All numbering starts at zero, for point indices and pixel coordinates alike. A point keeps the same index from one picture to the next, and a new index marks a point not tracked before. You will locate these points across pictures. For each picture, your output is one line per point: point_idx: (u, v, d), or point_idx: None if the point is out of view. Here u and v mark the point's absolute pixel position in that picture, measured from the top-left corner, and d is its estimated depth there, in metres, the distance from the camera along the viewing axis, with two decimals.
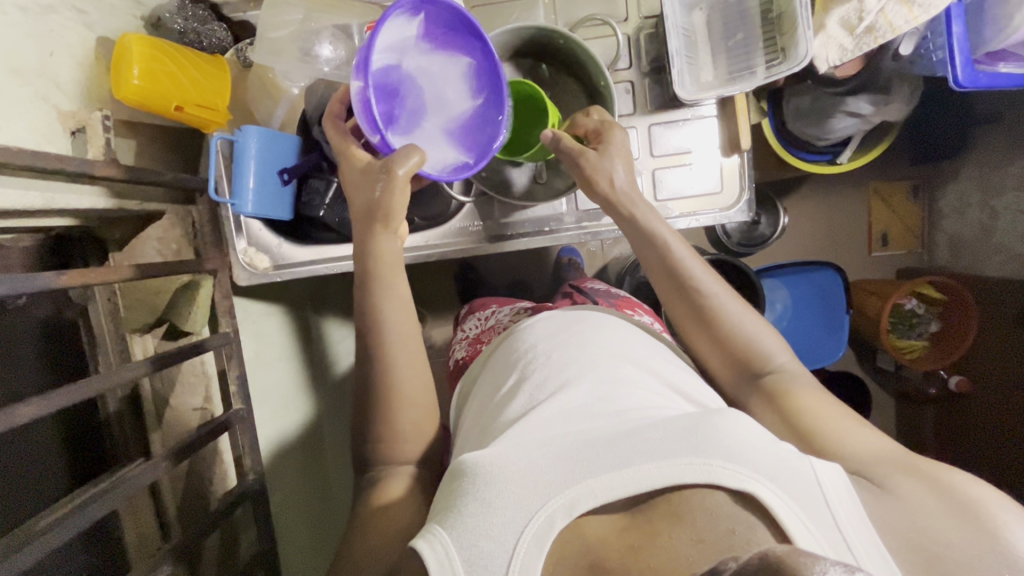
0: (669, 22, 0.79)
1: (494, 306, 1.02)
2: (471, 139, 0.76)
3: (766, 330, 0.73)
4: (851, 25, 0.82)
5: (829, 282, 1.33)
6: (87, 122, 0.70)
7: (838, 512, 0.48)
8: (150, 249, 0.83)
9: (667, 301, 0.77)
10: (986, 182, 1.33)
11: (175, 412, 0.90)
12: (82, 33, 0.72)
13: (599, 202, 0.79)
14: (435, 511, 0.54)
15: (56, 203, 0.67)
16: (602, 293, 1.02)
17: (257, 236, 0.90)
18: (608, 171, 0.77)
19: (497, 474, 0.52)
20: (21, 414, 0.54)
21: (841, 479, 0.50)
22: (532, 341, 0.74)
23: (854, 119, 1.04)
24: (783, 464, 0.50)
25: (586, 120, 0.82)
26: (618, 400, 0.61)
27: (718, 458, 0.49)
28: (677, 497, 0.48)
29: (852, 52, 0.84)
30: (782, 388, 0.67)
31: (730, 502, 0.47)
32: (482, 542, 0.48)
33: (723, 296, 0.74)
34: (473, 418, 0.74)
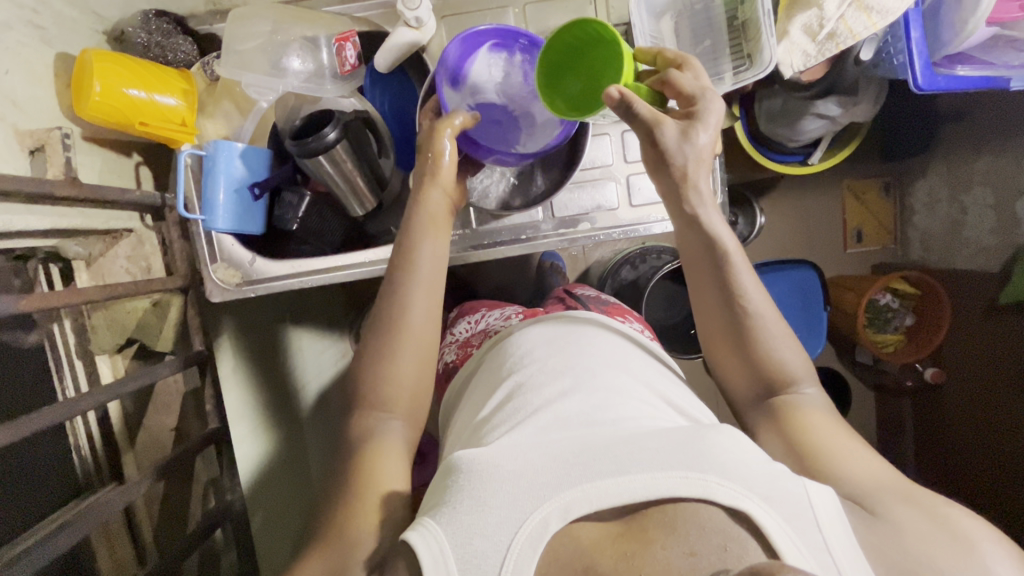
0: (636, 31, 0.80)
1: (484, 308, 1.03)
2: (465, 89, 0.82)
3: (800, 357, 0.69)
4: (813, 32, 0.82)
5: (806, 280, 1.35)
6: (46, 141, 0.67)
7: (829, 534, 0.48)
8: (118, 267, 0.82)
9: (700, 308, 0.72)
10: (954, 178, 1.37)
11: (150, 433, 0.90)
12: (40, 49, 0.70)
13: (665, 187, 0.72)
14: (425, 507, 0.55)
15: (15, 224, 0.65)
16: (592, 299, 1.03)
17: (229, 251, 0.86)
18: (689, 157, 0.69)
19: (491, 473, 0.52)
20: None
21: (834, 503, 0.50)
22: (528, 346, 0.76)
23: (823, 121, 1.06)
24: (776, 483, 0.50)
25: (682, 81, 0.68)
26: (612, 410, 0.62)
27: (714, 474, 0.49)
28: (671, 508, 0.48)
29: (814, 59, 0.84)
30: (793, 408, 0.65)
31: (725, 518, 0.47)
32: (476, 541, 0.48)
33: (766, 313, 0.68)
34: (463, 427, 0.74)
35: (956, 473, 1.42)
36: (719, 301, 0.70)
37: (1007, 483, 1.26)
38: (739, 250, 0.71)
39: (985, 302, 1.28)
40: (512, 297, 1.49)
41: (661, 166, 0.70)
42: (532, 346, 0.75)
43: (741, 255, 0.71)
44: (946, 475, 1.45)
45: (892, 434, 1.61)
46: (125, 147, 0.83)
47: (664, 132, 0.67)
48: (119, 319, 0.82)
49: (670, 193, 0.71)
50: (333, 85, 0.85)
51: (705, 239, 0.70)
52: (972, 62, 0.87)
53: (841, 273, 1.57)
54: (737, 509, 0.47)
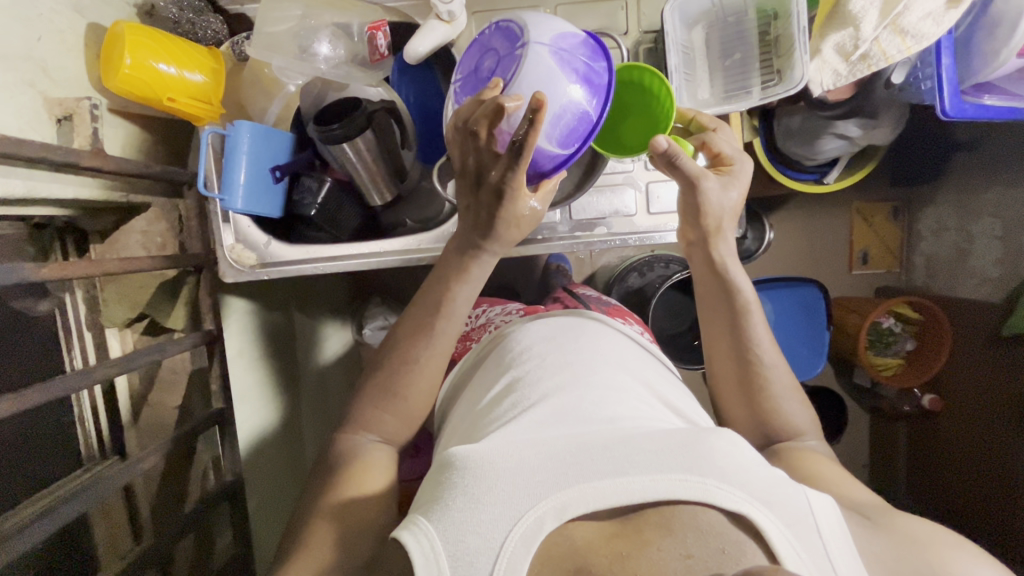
0: (668, 38, 0.78)
1: (485, 303, 1.04)
2: (568, 133, 0.71)
3: (804, 411, 0.75)
4: (846, 52, 0.81)
5: (810, 298, 1.36)
6: (75, 111, 0.65)
7: (829, 540, 0.48)
8: (134, 241, 0.82)
9: (712, 345, 0.78)
10: (963, 208, 1.38)
11: (153, 410, 0.89)
12: (72, 19, 0.69)
13: (697, 234, 0.77)
14: (420, 502, 0.55)
15: (39, 191, 0.65)
16: (594, 299, 1.04)
17: (246, 232, 0.85)
18: (721, 209, 0.74)
19: (487, 469, 0.52)
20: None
21: (834, 512, 0.51)
22: (528, 342, 0.77)
23: (843, 141, 1.07)
24: (777, 488, 0.50)
25: (719, 141, 0.75)
26: (612, 408, 0.62)
27: (714, 477, 0.49)
28: (668, 510, 0.48)
29: (845, 78, 0.83)
30: (795, 453, 0.71)
31: (724, 522, 0.47)
32: (469, 538, 0.48)
33: (775, 365, 0.75)
34: (462, 417, 0.75)
35: (945, 497, 1.43)
36: (735, 351, 0.75)
37: (998, 511, 1.27)
38: (754, 296, 0.77)
39: (986, 332, 1.29)
40: (515, 296, 1.50)
41: (696, 216, 0.75)
42: (532, 342, 0.76)
43: (756, 302, 0.78)
44: (936, 500, 1.46)
45: (883, 456, 1.62)
46: (150, 123, 0.83)
47: (709, 185, 0.71)
48: (130, 292, 0.82)
49: (699, 241, 0.77)
50: (362, 73, 0.86)
51: (725, 286, 0.76)
52: (996, 91, 0.88)
53: (845, 294, 1.58)
54: (739, 513, 0.47)
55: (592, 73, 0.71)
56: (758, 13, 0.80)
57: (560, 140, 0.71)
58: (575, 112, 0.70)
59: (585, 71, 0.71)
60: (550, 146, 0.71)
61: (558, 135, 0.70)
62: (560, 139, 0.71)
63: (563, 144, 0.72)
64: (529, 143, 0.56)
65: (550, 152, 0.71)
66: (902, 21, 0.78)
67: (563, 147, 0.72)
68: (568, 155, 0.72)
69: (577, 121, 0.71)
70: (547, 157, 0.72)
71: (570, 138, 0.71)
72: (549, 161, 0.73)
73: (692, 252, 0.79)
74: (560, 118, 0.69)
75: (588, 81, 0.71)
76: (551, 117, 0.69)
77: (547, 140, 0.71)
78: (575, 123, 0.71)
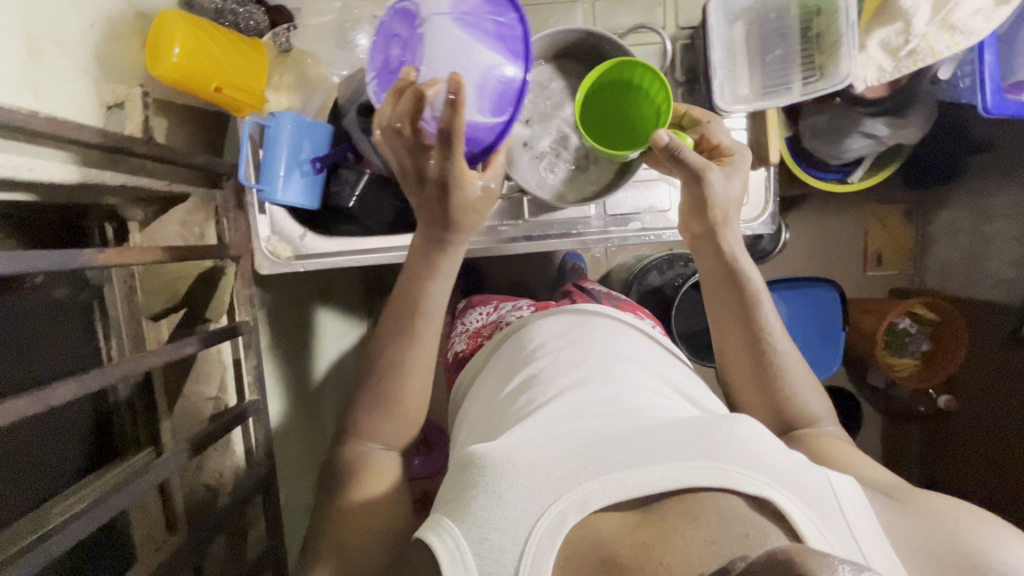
0: (712, 33, 0.78)
1: (496, 301, 1.05)
2: (500, 101, 0.74)
3: (819, 397, 0.74)
4: (892, 48, 0.82)
5: (826, 298, 1.36)
6: (127, 98, 0.67)
7: (852, 520, 0.49)
8: (172, 232, 0.82)
9: (721, 337, 0.77)
10: (979, 209, 1.39)
11: (186, 402, 0.88)
12: (121, 6, 0.69)
13: (703, 228, 0.77)
14: (443, 503, 0.55)
15: (92, 177, 0.65)
16: (604, 294, 1.05)
17: (281, 224, 0.87)
18: (727, 199, 0.75)
19: (508, 466, 0.52)
20: (59, 394, 0.53)
21: (856, 491, 0.51)
22: (542, 340, 0.77)
23: (869, 141, 1.07)
24: (797, 473, 0.50)
25: (716, 133, 0.77)
26: (628, 402, 0.63)
27: (734, 463, 0.48)
28: (690, 498, 0.47)
29: (890, 74, 0.83)
30: (814, 440, 0.69)
31: (746, 507, 0.46)
32: (493, 535, 0.48)
33: (788, 355, 0.74)
34: (480, 412, 0.75)
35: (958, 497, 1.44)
36: (746, 344, 0.75)
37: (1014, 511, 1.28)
38: (763, 285, 0.77)
39: (1002, 333, 1.29)
40: (531, 294, 1.50)
41: (703, 209, 0.75)
42: (546, 339, 0.76)
43: (765, 291, 0.77)
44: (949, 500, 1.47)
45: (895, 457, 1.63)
46: (189, 113, 0.82)
47: (714, 177, 0.72)
48: (168, 283, 0.83)
49: (706, 232, 0.77)
50: None
51: (732, 275, 0.76)
52: None
53: (860, 295, 1.59)
54: (761, 497, 0.47)
55: (504, 33, 0.73)
56: (801, 8, 0.80)
57: (492, 108, 0.74)
58: (500, 77, 0.73)
59: (495, 31, 0.73)
60: (484, 117, 0.74)
61: (490, 107, 0.74)
62: (492, 110, 0.74)
63: (497, 114, 0.74)
64: (456, 126, 0.59)
65: (485, 124, 0.74)
66: (953, 17, 0.78)
67: (500, 115, 0.75)
68: (505, 122, 0.75)
69: (506, 88, 0.74)
70: (482, 129, 0.75)
71: (502, 104, 0.74)
72: (488, 131, 0.75)
73: (698, 246, 0.79)
74: (484, 89, 0.72)
75: (503, 46, 0.73)
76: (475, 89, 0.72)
77: (480, 111, 0.74)
78: (504, 89, 0.74)
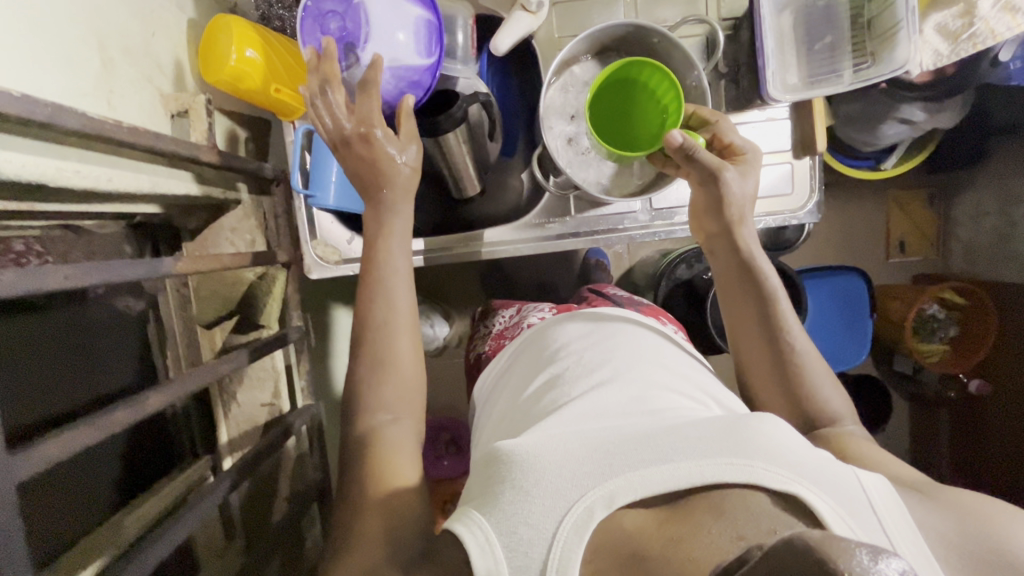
0: (762, 23, 0.78)
1: (519, 304, 1.04)
2: (426, 41, 0.74)
3: (842, 399, 0.68)
4: (950, 32, 0.83)
5: (853, 287, 1.36)
6: (190, 106, 0.65)
7: (886, 518, 0.42)
8: (223, 239, 0.83)
9: (734, 333, 0.75)
10: (1005, 191, 1.38)
11: (243, 409, 0.89)
12: (177, 15, 0.69)
13: (718, 226, 0.77)
14: (469, 498, 0.53)
15: (160, 187, 0.64)
16: (625, 300, 1.00)
17: (328, 230, 0.86)
18: (742, 195, 0.75)
19: (533, 461, 0.49)
20: (153, 400, 0.53)
21: (886, 486, 0.45)
22: (566, 343, 0.76)
23: (904, 126, 1.06)
24: (827, 468, 0.45)
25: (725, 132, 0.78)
26: (653, 405, 0.61)
27: (760, 458, 0.44)
28: (715, 494, 0.43)
29: (947, 58, 0.84)
30: (835, 437, 0.63)
31: (772, 503, 0.42)
32: (522, 529, 0.45)
33: (809, 354, 0.70)
34: (504, 414, 0.74)
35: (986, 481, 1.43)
36: (766, 338, 0.71)
37: None
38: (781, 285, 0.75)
39: None
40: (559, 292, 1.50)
41: (720, 207, 0.75)
42: (570, 341, 0.76)
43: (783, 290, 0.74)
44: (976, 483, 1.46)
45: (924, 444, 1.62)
46: (238, 119, 0.82)
47: (729, 172, 0.73)
48: (222, 290, 0.82)
49: (720, 230, 0.77)
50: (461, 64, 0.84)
51: (745, 268, 0.75)
52: None
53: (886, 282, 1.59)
54: (788, 494, 0.42)
55: None
56: None
57: (422, 49, 0.73)
58: (418, 17, 0.73)
59: None
60: (417, 62, 0.73)
61: (419, 46, 0.73)
62: (423, 47, 0.73)
63: (434, 56, 0.74)
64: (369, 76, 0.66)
65: (417, 65, 0.73)
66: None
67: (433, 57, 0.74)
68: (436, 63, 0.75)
69: (428, 30, 0.74)
70: (411, 76, 0.74)
71: (428, 45, 0.74)
72: (426, 77, 0.75)
73: (714, 244, 0.78)
74: (406, 29, 0.72)
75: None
76: (398, 31, 0.71)
77: (410, 50, 0.72)
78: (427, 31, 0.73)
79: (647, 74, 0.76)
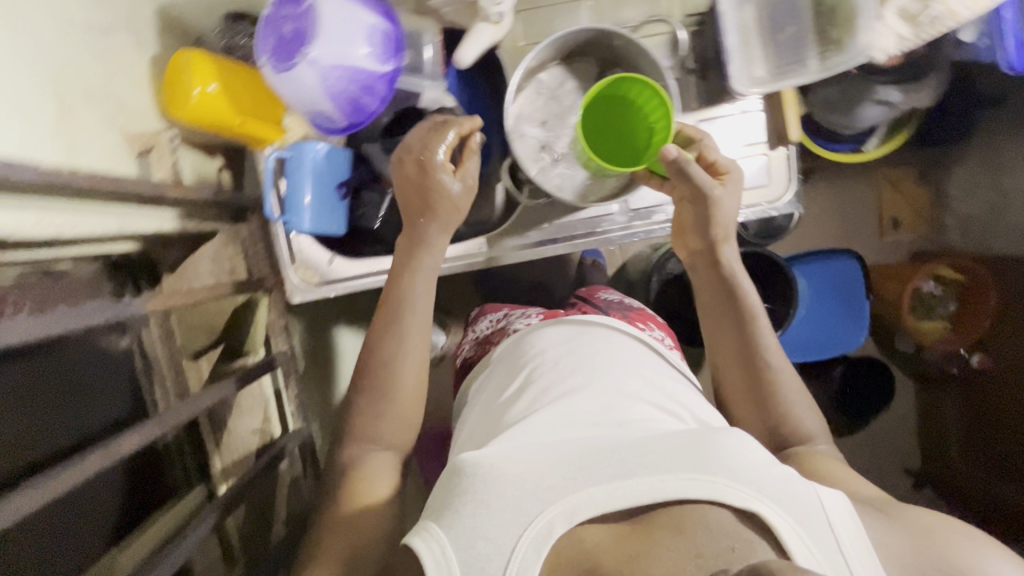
0: (724, 18, 0.78)
1: (507, 308, 1.03)
2: (380, 50, 0.76)
3: (814, 417, 0.72)
4: (911, 15, 0.81)
5: (849, 271, 1.35)
6: (155, 142, 0.71)
7: (841, 534, 0.47)
8: (203, 268, 0.83)
9: (714, 349, 0.78)
10: (996, 165, 1.37)
11: (232, 437, 0.89)
12: (138, 52, 0.70)
13: (703, 243, 0.79)
14: (429, 508, 0.54)
15: (129, 227, 0.65)
16: (615, 304, 0.98)
17: (308, 252, 0.85)
18: (727, 214, 0.77)
19: (496, 475, 0.51)
20: (128, 446, 0.56)
21: (844, 506, 0.49)
22: (540, 347, 0.76)
23: (883, 108, 1.07)
24: (786, 484, 0.49)
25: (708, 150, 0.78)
26: (622, 413, 0.63)
27: (723, 475, 0.48)
28: (676, 510, 0.47)
29: (911, 41, 0.84)
30: (805, 456, 0.67)
31: (731, 521, 0.46)
32: (479, 544, 0.48)
33: (785, 373, 0.73)
34: (475, 422, 0.75)
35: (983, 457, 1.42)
36: (743, 356, 0.75)
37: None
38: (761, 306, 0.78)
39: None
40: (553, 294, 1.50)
41: (707, 225, 0.77)
42: (545, 346, 0.76)
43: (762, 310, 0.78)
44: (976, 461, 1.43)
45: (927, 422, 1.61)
46: (210, 149, 0.83)
47: (718, 191, 0.74)
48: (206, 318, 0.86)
49: (704, 249, 0.79)
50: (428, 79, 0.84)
51: (728, 289, 0.78)
52: None
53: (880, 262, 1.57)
54: (748, 512, 0.46)
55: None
56: None
57: (377, 58, 0.75)
58: (373, 28, 0.75)
59: None
60: (371, 71, 0.75)
61: (373, 56, 0.75)
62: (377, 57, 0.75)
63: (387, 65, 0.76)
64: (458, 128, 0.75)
65: (370, 73, 0.75)
66: None
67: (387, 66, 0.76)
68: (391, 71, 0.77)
69: (383, 40, 0.76)
70: (366, 84, 0.76)
71: (383, 54, 0.76)
72: (381, 84, 0.77)
73: (696, 261, 0.81)
74: (360, 39, 0.74)
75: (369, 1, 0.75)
76: (352, 40, 0.73)
77: (364, 59, 0.74)
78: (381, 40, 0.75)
79: (632, 89, 0.76)
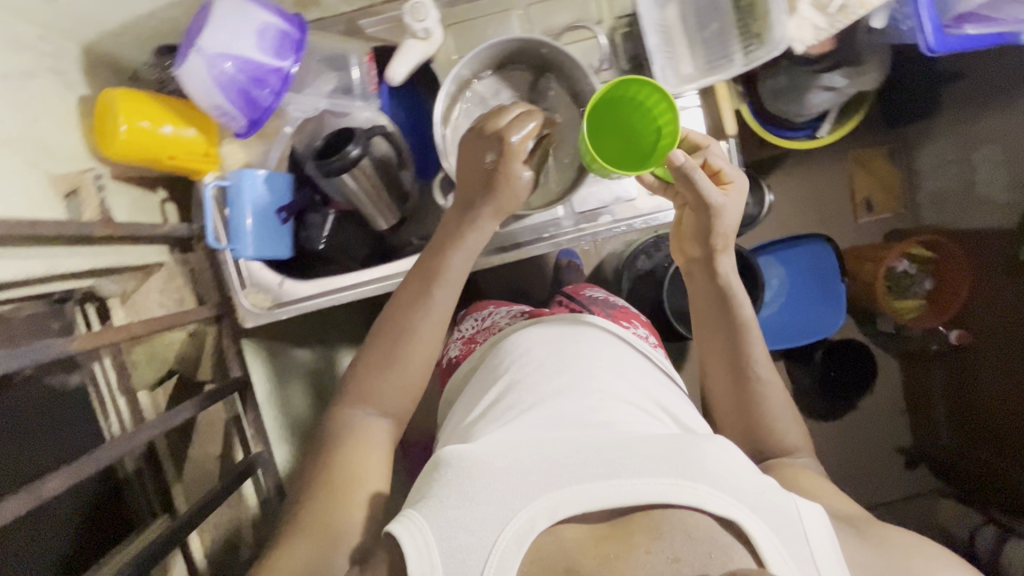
0: (643, 20, 0.79)
1: (492, 306, 1.00)
2: (276, 48, 0.77)
3: (797, 430, 0.72)
4: (822, 4, 0.83)
5: (821, 254, 1.31)
6: (79, 183, 0.69)
7: (818, 550, 0.47)
8: (152, 300, 0.84)
9: (705, 353, 0.78)
10: (960, 138, 1.34)
11: (197, 462, 0.92)
12: (62, 94, 0.71)
13: (701, 252, 0.76)
14: (411, 499, 0.53)
15: (57, 267, 0.68)
16: (600, 301, 0.97)
17: (258, 275, 0.84)
18: (726, 225, 0.74)
19: (480, 468, 0.50)
20: (51, 486, 0.54)
21: (824, 521, 0.49)
22: (526, 347, 0.75)
23: (830, 93, 1.07)
24: (764, 495, 0.48)
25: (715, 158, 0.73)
26: (608, 416, 0.61)
27: (705, 482, 0.47)
28: (657, 513, 0.46)
29: (825, 31, 0.85)
30: (785, 467, 0.67)
31: (713, 527, 0.45)
32: (461, 535, 0.46)
33: (774, 385, 0.73)
34: (455, 426, 0.73)
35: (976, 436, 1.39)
36: (733, 363, 0.74)
37: None
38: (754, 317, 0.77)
39: (1000, 259, 1.29)
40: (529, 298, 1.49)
41: (707, 235, 0.74)
42: (532, 345, 0.75)
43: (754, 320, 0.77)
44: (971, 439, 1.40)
45: None
46: (150, 183, 0.84)
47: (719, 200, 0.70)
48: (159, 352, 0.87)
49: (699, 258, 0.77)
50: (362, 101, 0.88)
51: (720, 294, 0.76)
52: (978, 19, 0.89)
53: None
54: (729, 519, 0.45)
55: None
56: None
57: (272, 53, 0.77)
58: (271, 27, 0.76)
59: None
60: (263, 65, 0.76)
61: (267, 53, 0.76)
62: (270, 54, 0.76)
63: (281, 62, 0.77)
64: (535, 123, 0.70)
65: (261, 67, 0.76)
66: None
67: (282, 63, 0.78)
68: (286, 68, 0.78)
69: (280, 40, 0.77)
70: (255, 77, 0.76)
71: (279, 51, 0.77)
72: (274, 79, 0.78)
73: (693, 268, 0.79)
74: (254, 35, 0.75)
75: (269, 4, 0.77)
76: (244, 35, 0.74)
77: (256, 53, 0.75)
78: (279, 40, 0.77)
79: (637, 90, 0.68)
